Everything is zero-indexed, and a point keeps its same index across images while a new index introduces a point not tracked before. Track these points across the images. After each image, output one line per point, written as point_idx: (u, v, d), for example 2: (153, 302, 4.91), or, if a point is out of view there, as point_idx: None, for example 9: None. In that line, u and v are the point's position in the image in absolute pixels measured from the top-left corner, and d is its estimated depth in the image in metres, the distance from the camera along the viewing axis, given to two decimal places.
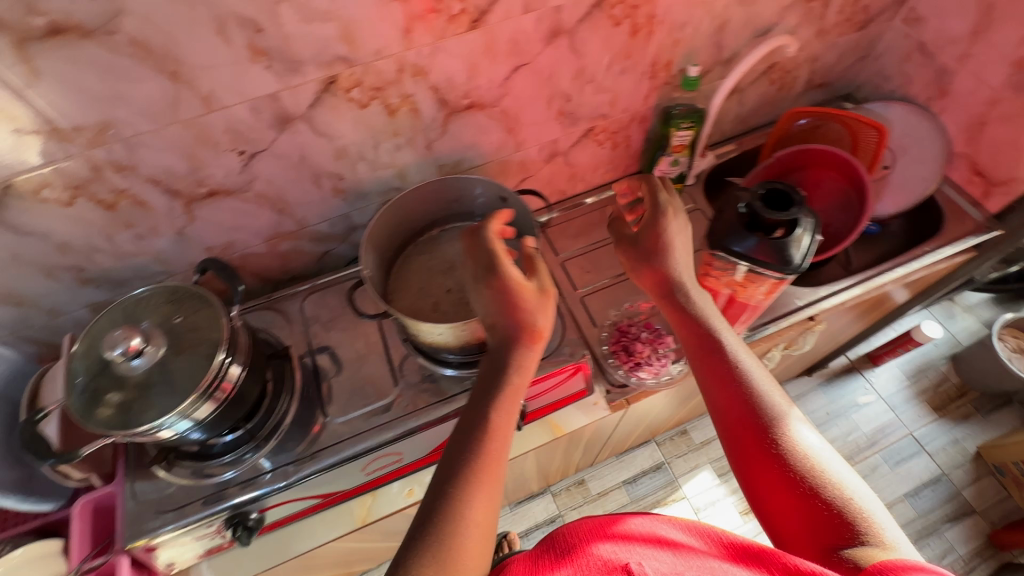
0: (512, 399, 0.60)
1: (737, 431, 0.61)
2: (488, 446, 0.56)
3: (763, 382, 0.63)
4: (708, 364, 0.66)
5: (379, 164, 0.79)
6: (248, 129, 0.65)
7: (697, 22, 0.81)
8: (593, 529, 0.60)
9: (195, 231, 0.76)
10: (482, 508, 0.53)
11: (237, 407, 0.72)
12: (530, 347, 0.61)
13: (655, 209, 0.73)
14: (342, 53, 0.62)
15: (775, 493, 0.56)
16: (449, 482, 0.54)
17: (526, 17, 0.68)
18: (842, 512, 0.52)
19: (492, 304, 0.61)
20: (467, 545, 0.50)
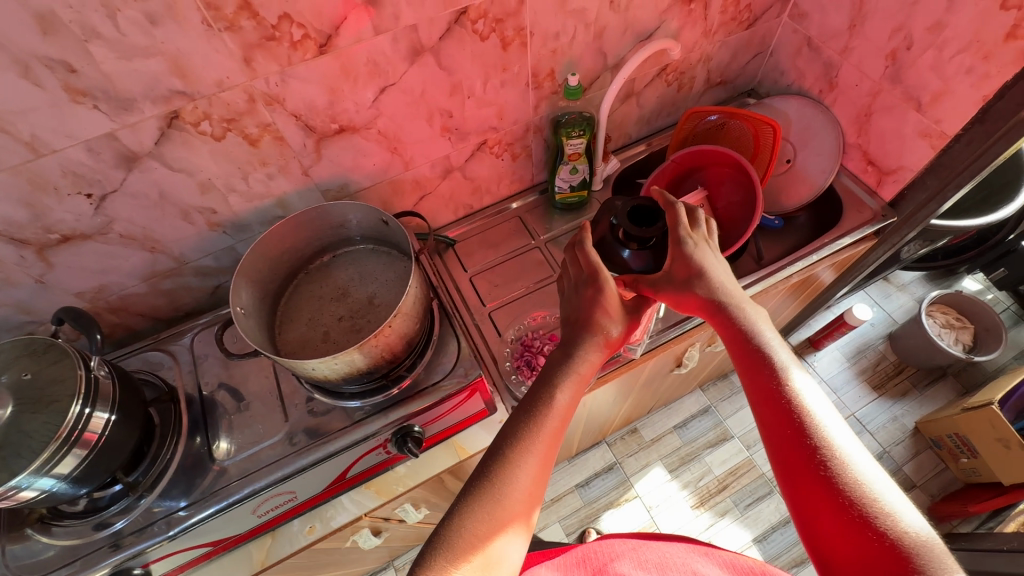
0: (575, 383, 0.61)
1: (776, 439, 0.54)
2: (546, 419, 0.57)
3: (809, 389, 0.55)
4: (746, 364, 0.59)
5: (254, 195, 0.77)
6: (89, 171, 0.62)
7: (572, 31, 0.80)
8: (633, 557, 0.70)
9: (57, 278, 0.72)
10: (535, 478, 0.53)
11: (110, 458, 0.69)
12: (599, 349, 0.64)
13: (678, 238, 0.68)
14: (178, 88, 0.59)
15: (809, 508, 0.50)
16: (505, 449, 0.54)
17: (379, 39, 0.66)
18: (895, 544, 0.45)
19: (584, 302, 0.66)
20: (516, 514, 0.51)
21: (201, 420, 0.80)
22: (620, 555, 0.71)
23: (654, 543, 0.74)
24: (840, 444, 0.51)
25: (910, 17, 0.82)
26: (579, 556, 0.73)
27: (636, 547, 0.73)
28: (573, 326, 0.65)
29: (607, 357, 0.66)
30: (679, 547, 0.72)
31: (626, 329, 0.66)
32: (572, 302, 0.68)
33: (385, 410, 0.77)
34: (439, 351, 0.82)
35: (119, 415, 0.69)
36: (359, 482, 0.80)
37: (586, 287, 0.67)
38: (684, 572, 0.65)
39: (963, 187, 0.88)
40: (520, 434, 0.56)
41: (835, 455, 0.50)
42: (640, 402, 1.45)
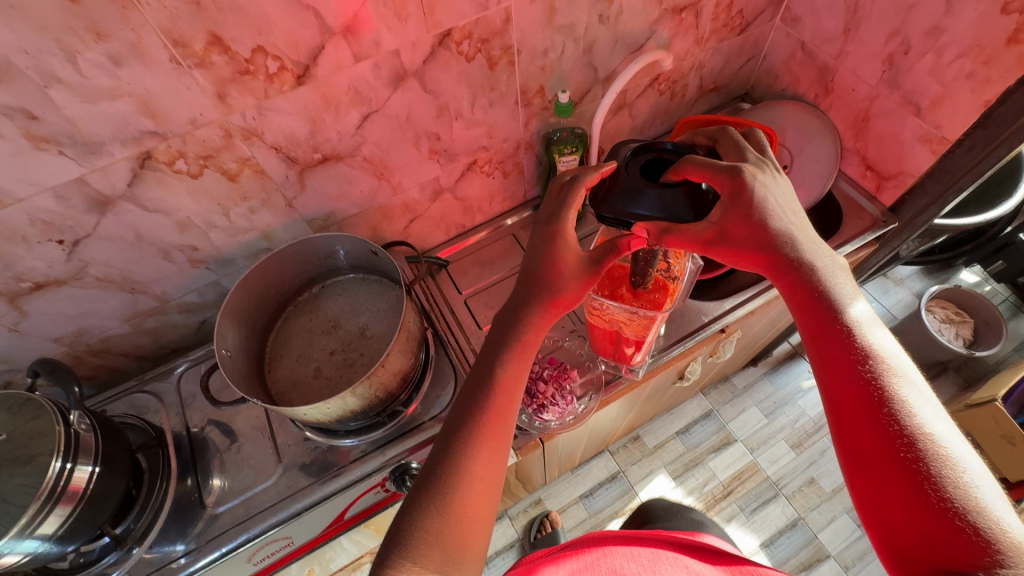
0: (520, 354, 0.60)
1: (836, 400, 0.52)
2: (490, 400, 0.56)
3: (888, 354, 0.51)
4: (812, 323, 0.55)
5: (237, 229, 0.74)
6: (59, 217, 0.59)
7: (561, 46, 0.78)
8: (620, 549, 0.67)
9: (33, 325, 0.69)
10: (485, 463, 0.53)
11: (98, 512, 0.65)
12: (547, 305, 0.62)
13: (741, 185, 0.58)
14: (149, 128, 0.56)
15: (874, 482, 0.48)
16: (450, 442, 0.54)
17: (361, 66, 0.63)
18: (978, 531, 0.42)
19: (541, 256, 0.62)
20: (466, 503, 0.51)
21: (192, 462, 0.77)
22: (609, 546, 0.68)
23: (644, 538, 0.71)
24: (919, 415, 0.48)
25: (907, 21, 0.80)
26: (572, 549, 0.71)
27: (625, 543, 0.69)
28: (524, 284, 0.63)
29: (557, 315, 0.63)
30: (671, 542, 0.69)
31: (581, 288, 0.62)
32: (531, 252, 0.64)
33: (382, 447, 0.75)
34: (433, 384, 0.79)
35: (103, 466, 0.66)
36: (359, 521, 0.78)
37: (547, 238, 0.63)
38: (675, 564, 0.63)
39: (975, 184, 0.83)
40: (463, 427, 0.55)
41: (914, 427, 0.47)
42: (643, 412, 1.43)
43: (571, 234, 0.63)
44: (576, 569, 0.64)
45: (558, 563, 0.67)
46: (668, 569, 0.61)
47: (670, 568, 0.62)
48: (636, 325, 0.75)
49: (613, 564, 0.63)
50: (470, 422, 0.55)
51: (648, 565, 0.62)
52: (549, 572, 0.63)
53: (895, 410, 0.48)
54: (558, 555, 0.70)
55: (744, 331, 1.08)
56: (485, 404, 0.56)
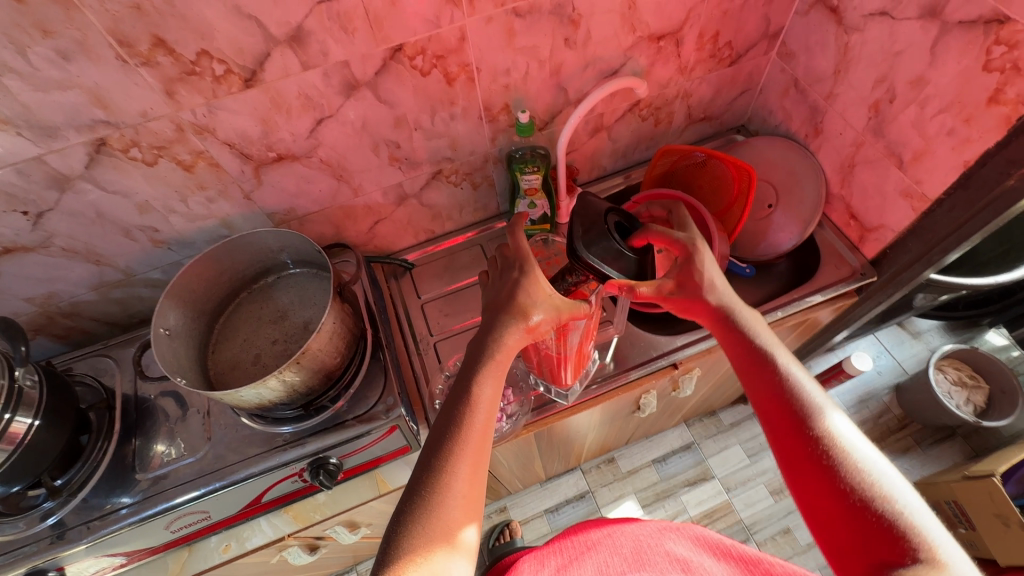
0: (497, 370, 0.59)
1: (772, 427, 0.55)
2: (472, 419, 0.55)
3: (807, 383, 0.55)
4: (743, 364, 0.60)
5: (196, 216, 0.78)
6: (22, 191, 0.65)
7: (524, 67, 0.78)
8: (606, 542, 0.68)
9: (5, 284, 0.75)
10: (468, 477, 0.52)
11: (37, 461, 0.71)
12: (517, 329, 0.61)
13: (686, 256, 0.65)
14: (102, 117, 0.61)
15: (812, 502, 0.49)
16: (431, 460, 0.52)
17: (309, 73, 0.66)
18: (895, 526, 0.44)
19: (507, 286, 0.63)
20: (457, 514, 0.49)
21: (135, 426, 0.83)
22: (595, 541, 0.69)
23: (627, 526, 0.73)
24: (840, 433, 0.51)
25: (893, 68, 0.76)
26: (560, 545, 0.72)
27: (609, 535, 0.70)
28: (492, 313, 0.62)
29: (529, 341, 0.63)
30: (651, 528, 0.72)
31: (551, 316, 0.63)
32: (497, 287, 0.64)
33: (301, 439, 0.77)
34: (365, 384, 0.81)
35: (46, 420, 0.71)
36: (277, 506, 0.82)
37: (513, 272, 0.64)
38: (657, 551, 0.65)
39: (964, 247, 0.78)
40: (448, 439, 0.54)
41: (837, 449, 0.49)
42: (611, 436, 1.41)
43: (538, 269, 0.64)
44: (562, 566, 0.65)
45: (544, 561, 0.68)
46: (651, 558, 0.63)
47: (653, 556, 0.64)
48: (576, 333, 0.76)
49: (598, 559, 0.64)
50: (449, 437, 0.54)
51: (631, 557, 0.64)
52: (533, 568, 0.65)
53: (816, 428, 0.51)
54: (547, 551, 0.72)
55: (706, 368, 1.05)
56: (464, 419, 0.55)
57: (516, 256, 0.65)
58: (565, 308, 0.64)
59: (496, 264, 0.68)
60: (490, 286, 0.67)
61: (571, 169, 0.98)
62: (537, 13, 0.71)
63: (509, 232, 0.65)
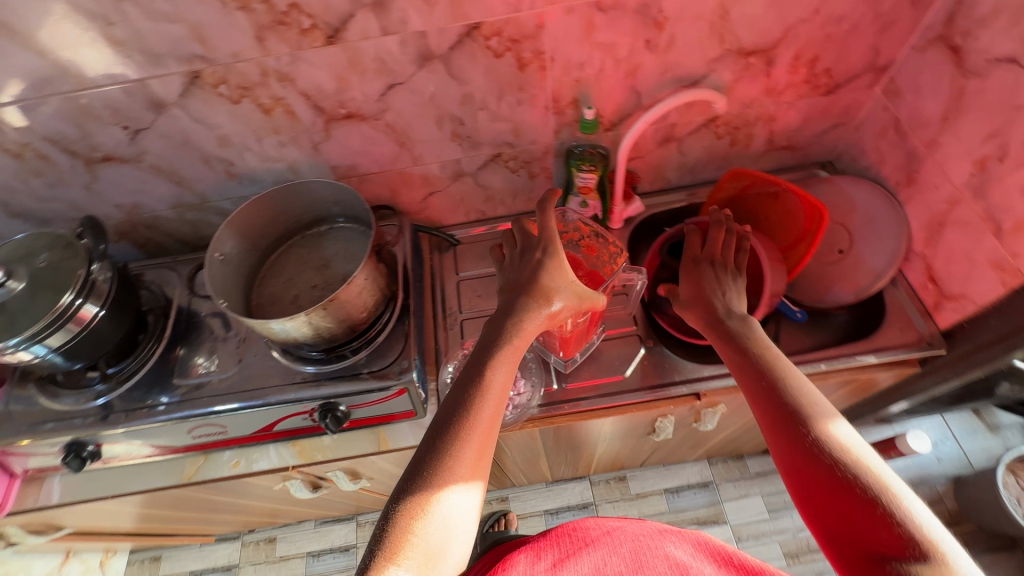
0: (512, 355, 0.60)
1: (769, 426, 0.56)
2: (481, 406, 0.55)
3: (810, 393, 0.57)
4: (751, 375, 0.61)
5: (267, 157, 0.84)
6: (125, 108, 0.72)
7: (599, 63, 0.77)
8: (605, 540, 0.66)
9: (101, 188, 0.85)
10: (472, 463, 0.52)
11: (95, 345, 0.80)
12: (535, 312, 0.62)
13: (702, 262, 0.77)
14: (199, 52, 0.67)
15: (820, 503, 0.49)
16: (436, 439, 0.53)
17: (387, 39, 0.69)
18: (903, 528, 0.44)
19: (528, 267, 0.65)
20: (451, 505, 0.49)
21: (183, 336, 0.91)
22: (594, 537, 0.67)
23: (628, 524, 0.71)
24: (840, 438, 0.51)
25: (1009, 124, 0.68)
26: (556, 536, 0.68)
27: (609, 530, 0.69)
28: (513, 294, 0.63)
29: (552, 323, 0.64)
30: (650, 529, 0.70)
31: (571, 304, 0.64)
32: (516, 267, 0.66)
33: (319, 380, 0.81)
34: (386, 344, 0.84)
35: (110, 313, 0.80)
36: (286, 438, 0.87)
37: (536, 253, 0.66)
38: (655, 554, 0.63)
39: None
40: (456, 420, 0.54)
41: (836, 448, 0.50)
42: (624, 453, 1.37)
43: (561, 251, 0.66)
44: (558, 560, 0.62)
45: (537, 551, 0.65)
46: (650, 562, 0.62)
47: (652, 560, 0.62)
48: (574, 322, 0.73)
49: (597, 560, 0.61)
50: (455, 418, 0.54)
51: (630, 560, 0.62)
52: (528, 560, 0.61)
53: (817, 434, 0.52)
54: (542, 539, 0.69)
55: (735, 406, 0.99)
56: (473, 403, 0.55)
57: (542, 237, 0.67)
58: (585, 297, 0.66)
59: (515, 242, 0.71)
60: (509, 266, 0.69)
61: (631, 175, 0.96)
62: (620, 9, 0.70)
63: (539, 212, 0.67)
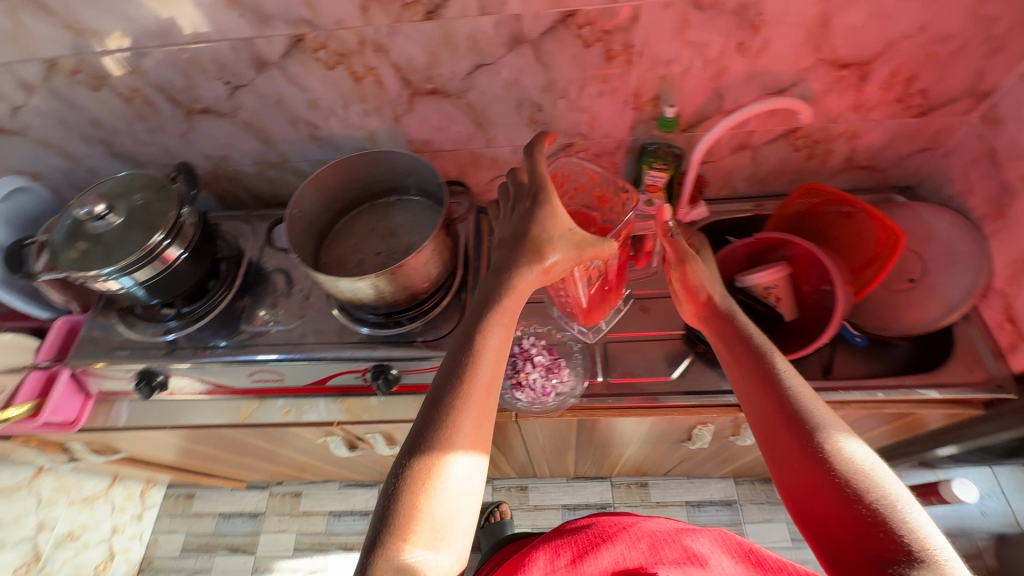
0: (503, 316, 0.58)
1: (768, 423, 0.57)
2: (476, 372, 0.55)
3: (808, 392, 0.57)
4: (749, 371, 0.61)
5: (350, 124, 0.87)
6: (230, 64, 0.77)
7: (687, 62, 0.76)
8: (623, 534, 0.67)
9: (195, 138, 0.90)
10: (471, 433, 0.52)
11: (175, 284, 0.86)
12: (530, 269, 0.59)
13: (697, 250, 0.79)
14: (306, 17, 0.70)
15: (816, 504, 0.50)
16: (433, 411, 0.53)
17: (483, 19, 0.70)
18: (896, 527, 0.46)
19: (522, 218, 0.62)
20: (455, 480, 0.50)
21: (251, 286, 0.96)
22: (612, 533, 0.69)
23: (646, 522, 0.72)
24: (840, 439, 0.52)
25: None
26: (575, 534, 0.71)
27: (626, 528, 0.69)
28: (504, 251, 0.61)
29: (545, 279, 0.63)
30: (667, 525, 0.70)
31: (568, 256, 0.61)
32: (511, 221, 0.63)
33: (375, 342, 0.85)
34: (442, 316, 0.86)
35: (191, 256, 0.86)
36: (337, 394, 0.91)
37: (529, 204, 0.63)
38: (673, 545, 0.63)
39: None
40: (453, 386, 0.54)
41: (834, 449, 0.51)
42: (652, 458, 1.37)
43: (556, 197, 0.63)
44: (575, 560, 0.64)
45: (557, 551, 0.67)
46: (668, 551, 0.62)
47: (669, 550, 0.62)
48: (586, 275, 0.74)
49: (613, 555, 0.63)
50: (451, 387, 0.54)
51: (647, 551, 0.62)
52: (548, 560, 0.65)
53: (817, 436, 0.53)
54: (563, 539, 0.71)
55: None
56: (467, 370, 0.55)
57: (536, 184, 0.63)
58: (585, 245, 0.62)
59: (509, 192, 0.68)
60: (504, 218, 0.67)
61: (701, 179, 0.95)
62: (718, 9, 0.69)
63: (528, 153, 0.64)
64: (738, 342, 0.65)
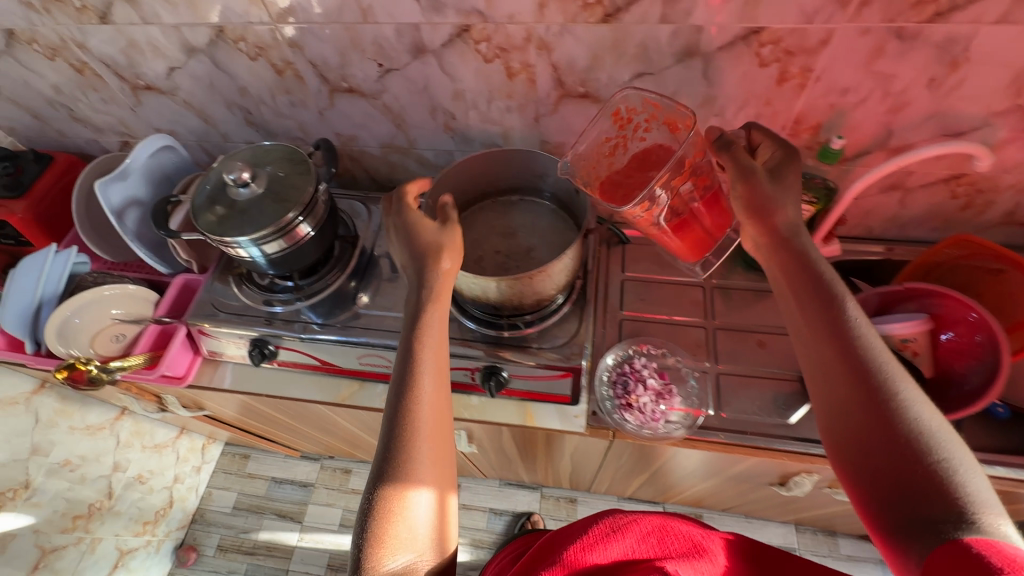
0: (439, 338, 0.65)
1: (830, 369, 0.55)
2: (422, 388, 0.61)
3: (871, 337, 0.54)
4: (814, 311, 0.58)
5: (489, 118, 0.86)
6: (389, 47, 0.76)
7: (865, 92, 0.71)
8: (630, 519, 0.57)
9: (332, 116, 0.91)
10: (432, 447, 0.58)
11: (298, 258, 0.87)
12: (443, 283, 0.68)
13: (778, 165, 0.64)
14: (480, 8, 0.69)
15: (869, 452, 0.49)
16: (393, 437, 0.58)
17: (661, 27, 0.68)
18: (954, 480, 0.45)
19: (416, 240, 0.70)
20: (424, 493, 0.55)
21: (364, 268, 0.96)
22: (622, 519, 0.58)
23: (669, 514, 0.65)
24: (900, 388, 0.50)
25: None
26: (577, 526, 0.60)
27: (665, 525, 0.56)
28: (416, 274, 0.69)
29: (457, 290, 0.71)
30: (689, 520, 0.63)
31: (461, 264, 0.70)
32: (410, 239, 0.71)
33: (489, 343, 0.84)
34: (557, 325, 0.85)
35: (316, 233, 0.86)
36: None
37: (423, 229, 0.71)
38: (683, 535, 0.56)
39: None
40: (405, 406, 0.59)
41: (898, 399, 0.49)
42: (720, 495, 1.31)
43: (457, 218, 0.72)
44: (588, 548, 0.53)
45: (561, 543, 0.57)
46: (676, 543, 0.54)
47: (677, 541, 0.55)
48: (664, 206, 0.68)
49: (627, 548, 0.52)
50: (405, 409, 0.59)
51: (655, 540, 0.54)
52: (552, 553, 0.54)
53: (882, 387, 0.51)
54: (581, 531, 0.56)
55: None
56: (415, 392, 0.60)
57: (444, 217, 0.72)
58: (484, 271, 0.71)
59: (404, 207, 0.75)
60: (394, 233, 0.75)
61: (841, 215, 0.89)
62: (921, 41, 0.64)
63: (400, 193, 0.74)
64: (807, 284, 0.59)
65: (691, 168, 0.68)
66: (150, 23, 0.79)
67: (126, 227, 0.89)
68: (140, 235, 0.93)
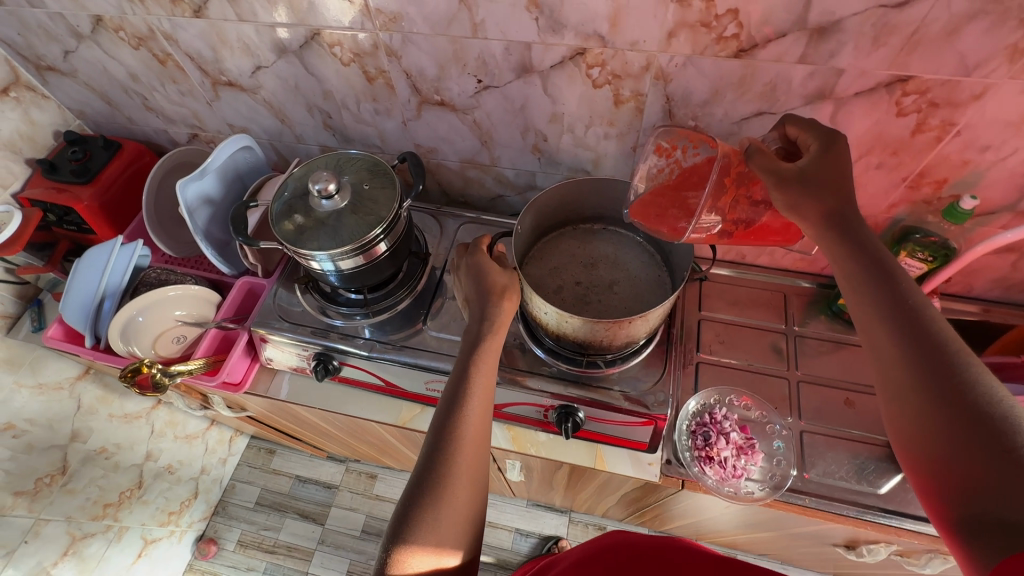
0: (489, 354, 0.63)
1: (906, 386, 0.47)
2: (468, 404, 0.58)
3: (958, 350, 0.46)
4: (884, 319, 0.49)
5: (583, 143, 0.82)
6: (493, 63, 0.73)
7: (1008, 152, 0.66)
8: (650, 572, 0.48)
9: (415, 127, 0.87)
10: (468, 459, 0.55)
11: (372, 275, 0.83)
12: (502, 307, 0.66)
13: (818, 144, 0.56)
14: (602, 32, 0.65)
15: (956, 481, 0.42)
16: (431, 447, 0.56)
17: (797, 67, 0.63)
18: None
19: (481, 276, 0.68)
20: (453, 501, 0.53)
21: (435, 287, 0.92)
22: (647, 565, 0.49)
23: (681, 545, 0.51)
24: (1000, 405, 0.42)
25: None
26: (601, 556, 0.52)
27: None
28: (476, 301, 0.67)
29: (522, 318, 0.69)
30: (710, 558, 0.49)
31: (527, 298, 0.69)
32: (475, 276, 0.69)
33: (565, 381, 0.79)
34: (639, 368, 0.80)
35: (392, 250, 0.83)
36: (505, 419, 0.86)
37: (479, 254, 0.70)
38: None
39: None
40: (449, 418, 0.57)
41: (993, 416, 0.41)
42: (767, 544, 1.25)
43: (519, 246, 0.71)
44: None
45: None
46: None
47: None
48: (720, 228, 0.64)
49: None
50: (445, 422, 0.57)
51: None
52: None
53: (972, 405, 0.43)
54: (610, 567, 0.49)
55: None
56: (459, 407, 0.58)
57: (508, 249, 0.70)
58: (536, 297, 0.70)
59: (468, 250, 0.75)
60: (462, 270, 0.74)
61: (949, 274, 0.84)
62: None
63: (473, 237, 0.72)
64: (875, 282, 0.51)
65: (735, 183, 0.62)
66: (246, 20, 0.76)
67: (197, 227, 0.86)
68: (209, 234, 0.90)
